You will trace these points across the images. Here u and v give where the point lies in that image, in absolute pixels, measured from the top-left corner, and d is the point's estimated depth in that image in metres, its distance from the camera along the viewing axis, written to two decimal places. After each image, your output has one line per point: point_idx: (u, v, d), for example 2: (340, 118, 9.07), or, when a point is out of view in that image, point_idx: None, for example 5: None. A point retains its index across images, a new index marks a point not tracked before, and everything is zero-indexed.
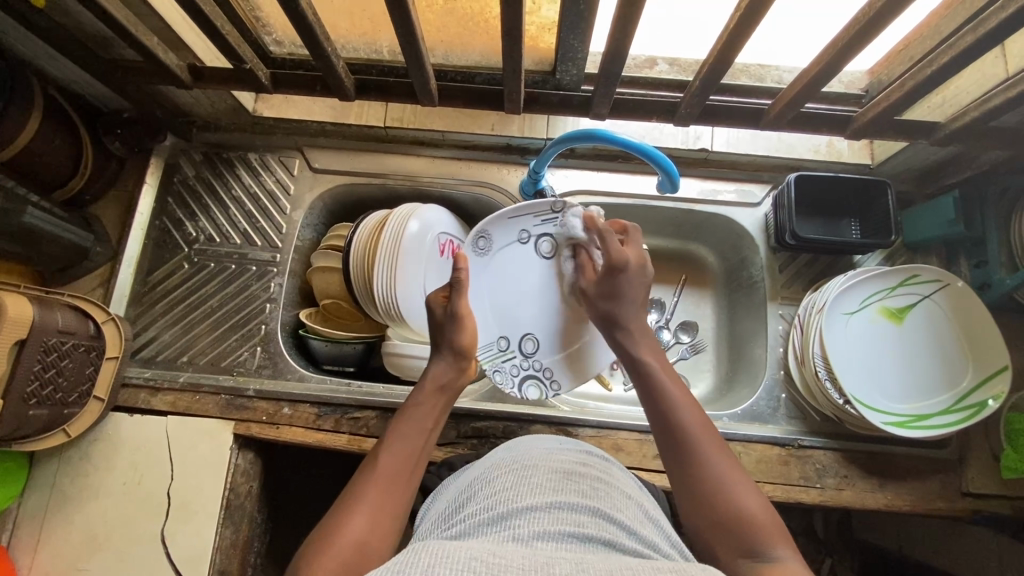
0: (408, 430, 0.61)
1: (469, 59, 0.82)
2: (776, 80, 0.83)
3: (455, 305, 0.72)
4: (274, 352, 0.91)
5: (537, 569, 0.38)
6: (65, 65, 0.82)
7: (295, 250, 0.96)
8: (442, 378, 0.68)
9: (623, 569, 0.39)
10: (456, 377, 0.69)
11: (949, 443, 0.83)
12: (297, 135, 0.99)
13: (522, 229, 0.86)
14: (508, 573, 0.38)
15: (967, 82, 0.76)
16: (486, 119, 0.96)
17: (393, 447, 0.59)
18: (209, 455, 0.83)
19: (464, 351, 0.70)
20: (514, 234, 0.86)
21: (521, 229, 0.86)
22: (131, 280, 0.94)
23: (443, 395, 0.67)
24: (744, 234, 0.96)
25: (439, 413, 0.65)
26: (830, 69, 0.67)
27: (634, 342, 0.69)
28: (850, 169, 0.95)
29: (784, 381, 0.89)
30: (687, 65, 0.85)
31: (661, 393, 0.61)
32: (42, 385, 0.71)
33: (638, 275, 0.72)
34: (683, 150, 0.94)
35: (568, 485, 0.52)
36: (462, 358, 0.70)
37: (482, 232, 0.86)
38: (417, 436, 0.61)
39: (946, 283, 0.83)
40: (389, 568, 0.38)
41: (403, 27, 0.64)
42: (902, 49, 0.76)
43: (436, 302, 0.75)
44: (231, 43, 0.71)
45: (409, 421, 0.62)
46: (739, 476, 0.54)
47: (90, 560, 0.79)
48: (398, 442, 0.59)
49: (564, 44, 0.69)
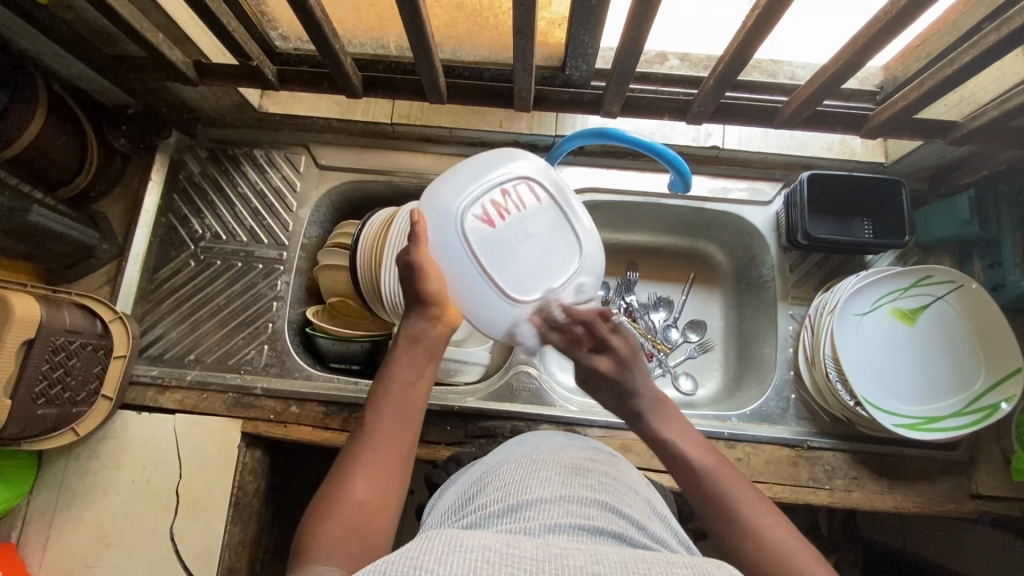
0: (393, 386, 0.56)
1: (477, 54, 0.81)
2: (789, 76, 0.81)
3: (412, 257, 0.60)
4: (282, 350, 0.90)
5: (553, 560, 0.38)
6: (70, 60, 0.80)
7: (301, 248, 0.95)
8: (411, 329, 0.59)
9: (638, 563, 0.39)
10: (430, 327, 0.60)
11: (960, 445, 0.83)
12: (304, 132, 0.98)
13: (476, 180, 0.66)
14: (523, 563, 0.37)
15: (986, 80, 0.75)
16: (494, 115, 0.94)
17: (379, 410, 0.55)
18: (218, 452, 0.83)
19: (433, 298, 0.60)
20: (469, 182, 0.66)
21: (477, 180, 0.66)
22: (139, 276, 0.93)
23: (418, 346, 0.58)
24: (754, 233, 0.95)
25: (422, 363, 0.58)
26: (849, 68, 0.66)
27: (657, 428, 0.61)
28: (863, 168, 0.93)
29: (794, 382, 0.89)
30: (698, 60, 0.82)
31: (690, 462, 0.56)
32: (50, 384, 0.71)
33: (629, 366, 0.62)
34: (694, 147, 0.93)
35: (576, 478, 0.52)
36: (432, 305, 0.60)
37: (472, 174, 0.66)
38: (401, 392, 0.56)
39: (959, 284, 0.82)
40: (403, 553, 0.38)
41: (412, 24, 0.63)
42: (918, 46, 0.74)
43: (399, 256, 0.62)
44: (238, 40, 0.70)
45: (388, 377, 0.56)
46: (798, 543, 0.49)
47: (100, 556, 0.80)
48: (380, 400, 0.55)
49: (576, 39, 0.67)
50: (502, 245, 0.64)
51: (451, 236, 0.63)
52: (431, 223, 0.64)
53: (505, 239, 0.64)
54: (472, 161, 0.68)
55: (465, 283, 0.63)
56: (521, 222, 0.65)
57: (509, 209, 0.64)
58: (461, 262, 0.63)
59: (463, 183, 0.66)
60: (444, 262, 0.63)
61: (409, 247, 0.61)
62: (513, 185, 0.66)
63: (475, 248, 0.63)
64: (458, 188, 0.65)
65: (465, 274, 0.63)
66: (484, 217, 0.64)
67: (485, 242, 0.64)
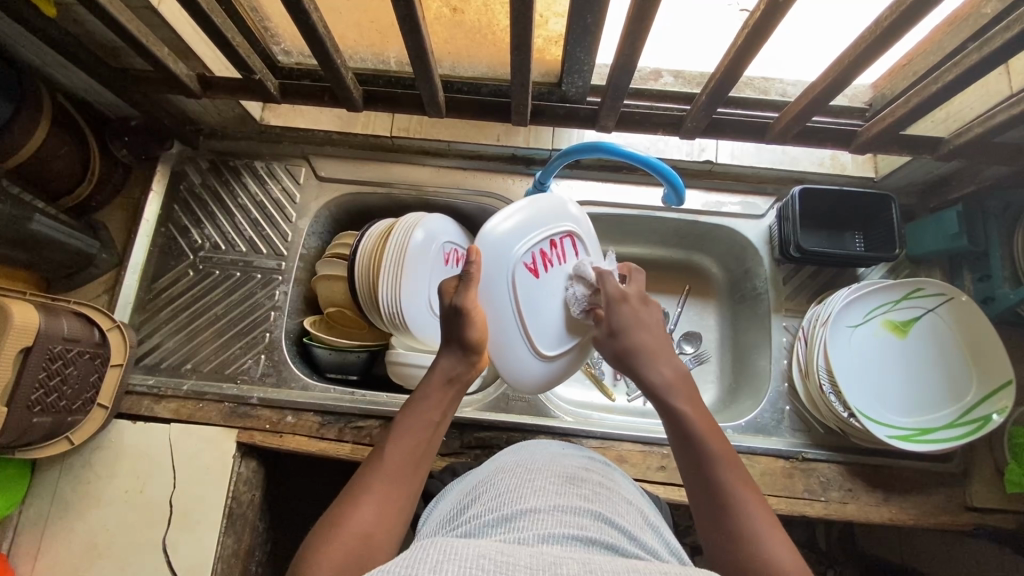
0: (416, 420, 0.59)
1: (476, 70, 0.83)
2: (780, 93, 0.83)
3: (459, 300, 0.66)
4: (278, 360, 0.90)
5: (546, 569, 0.38)
6: (74, 73, 0.82)
7: (300, 258, 0.96)
8: (449, 371, 0.64)
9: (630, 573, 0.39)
10: (466, 371, 0.65)
11: (954, 457, 0.83)
12: (303, 144, 1.00)
13: (534, 226, 0.73)
14: (516, 571, 0.38)
15: (971, 99, 0.77)
16: (492, 130, 0.96)
17: (399, 441, 0.57)
18: (213, 462, 0.83)
19: (475, 346, 0.65)
20: (528, 227, 0.72)
21: (533, 225, 0.73)
22: (137, 287, 0.94)
23: (450, 388, 0.63)
24: (747, 246, 0.96)
25: (446, 407, 0.62)
26: (838, 84, 0.67)
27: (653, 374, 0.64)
28: (854, 183, 0.95)
29: (788, 394, 0.89)
30: (692, 77, 0.85)
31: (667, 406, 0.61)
32: (46, 392, 0.71)
33: (641, 308, 0.69)
34: (687, 161, 0.95)
35: (571, 489, 0.52)
36: (472, 352, 0.65)
37: (530, 217, 0.73)
38: (425, 429, 0.59)
39: (950, 297, 0.83)
40: (397, 561, 0.38)
41: (412, 41, 0.64)
42: (905, 65, 0.76)
43: (447, 292, 0.68)
44: (242, 55, 0.71)
45: (417, 413, 0.60)
46: (790, 549, 0.48)
47: (91, 568, 0.79)
48: (404, 435, 0.58)
49: (572, 56, 0.69)
50: (539, 294, 0.73)
51: (498, 278, 0.70)
52: (485, 262, 0.70)
53: (543, 289, 0.74)
54: (522, 209, 0.72)
55: (502, 329, 0.71)
56: (552, 282, 0.75)
57: (554, 261, 0.74)
58: (502, 305, 0.71)
59: (522, 225, 0.72)
60: (488, 304, 0.70)
61: (456, 291, 0.66)
62: (560, 237, 0.75)
63: (516, 294, 0.71)
64: (515, 233, 0.71)
65: (507, 320, 0.71)
66: (532, 266, 0.72)
67: (527, 292, 0.72)
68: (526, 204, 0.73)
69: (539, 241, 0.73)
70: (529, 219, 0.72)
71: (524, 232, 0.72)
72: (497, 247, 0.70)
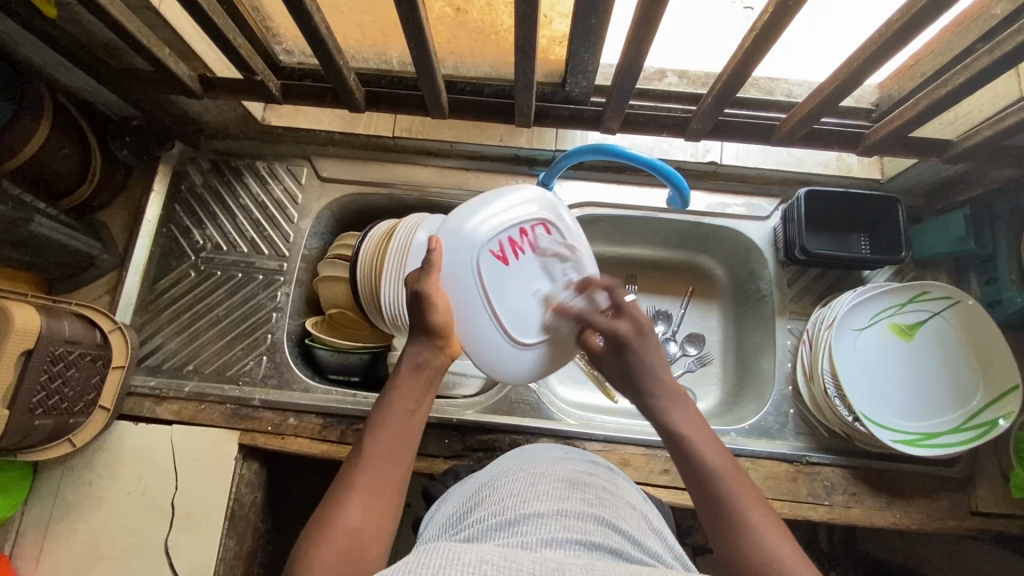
0: (392, 410, 0.58)
1: (479, 70, 0.82)
2: (786, 93, 0.82)
3: (421, 286, 0.64)
4: (280, 361, 0.90)
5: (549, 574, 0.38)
6: (75, 73, 0.81)
7: (302, 259, 0.96)
8: (415, 358, 0.62)
9: None
10: (433, 356, 0.62)
11: (959, 461, 0.83)
12: (306, 144, 0.99)
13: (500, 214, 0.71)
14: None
15: (980, 101, 0.77)
16: (495, 130, 0.96)
17: (378, 433, 0.56)
18: (215, 464, 0.83)
19: (439, 329, 0.63)
20: (493, 215, 0.70)
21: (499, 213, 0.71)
22: (138, 287, 0.94)
23: (420, 373, 0.61)
24: (752, 247, 0.95)
25: (421, 395, 0.60)
26: (846, 87, 0.67)
27: (655, 402, 0.63)
28: (860, 184, 0.95)
29: (792, 397, 0.89)
30: (697, 77, 0.83)
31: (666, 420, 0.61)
32: (48, 395, 0.71)
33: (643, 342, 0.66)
34: (691, 162, 0.94)
35: (574, 493, 0.51)
36: (436, 335, 0.63)
37: (494, 205, 0.71)
38: (402, 419, 0.57)
39: (956, 300, 0.82)
40: (400, 567, 0.38)
41: (415, 42, 0.64)
42: (913, 65, 0.76)
43: (409, 282, 0.67)
44: (244, 56, 0.71)
45: (390, 403, 0.58)
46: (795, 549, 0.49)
47: (94, 569, 0.79)
48: (379, 429, 0.56)
49: (576, 56, 0.68)
50: (508, 282, 0.71)
51: (462, 266, 0.68)
52: (448, 251, 0.69)
53: (512, 279, 0.71)
54: (496, 196, 0.72)
55: (469, 318, 0.69)
56: (526, 269, 0.72)
57: (524, 250, 0.71)
58: (469, 296, 0.69)
59: (488, 214, 0.70)
60: (452, 292, 0.68)
61: (419, 279, 0.65)
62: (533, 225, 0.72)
63: (482, 281, 0.69)
64: (479, 220, 0.69)
65: (473, 308, 0.69)
66: (500, 254, 0.70)
67: (495, 279, 0.70)
68: (490, 193, 0.72)
69: (506, 229, 0.70)
70: (494, 206, 0.71)
71: (489, 221, 0.70)
72: (463, 237, 0.69)
